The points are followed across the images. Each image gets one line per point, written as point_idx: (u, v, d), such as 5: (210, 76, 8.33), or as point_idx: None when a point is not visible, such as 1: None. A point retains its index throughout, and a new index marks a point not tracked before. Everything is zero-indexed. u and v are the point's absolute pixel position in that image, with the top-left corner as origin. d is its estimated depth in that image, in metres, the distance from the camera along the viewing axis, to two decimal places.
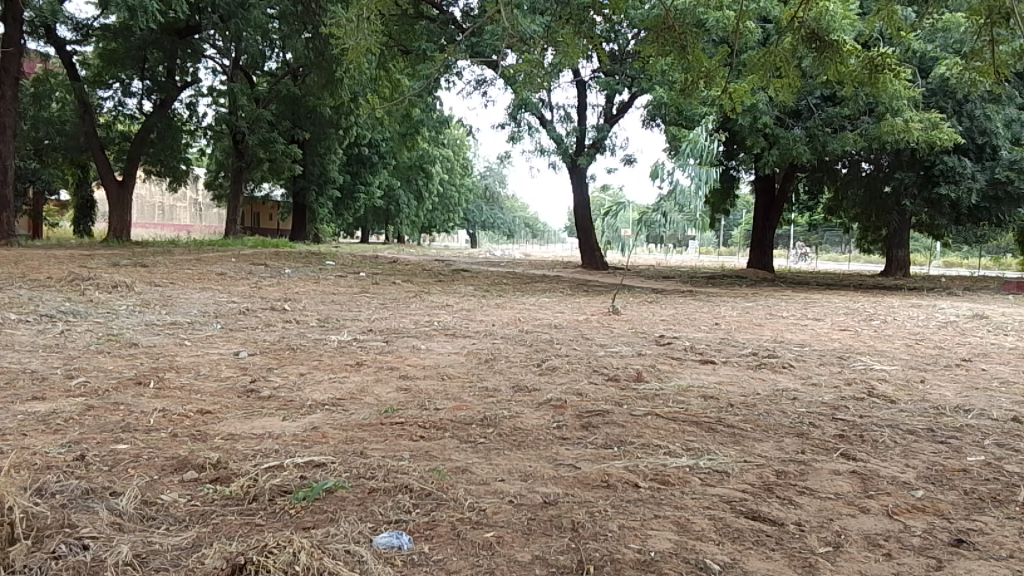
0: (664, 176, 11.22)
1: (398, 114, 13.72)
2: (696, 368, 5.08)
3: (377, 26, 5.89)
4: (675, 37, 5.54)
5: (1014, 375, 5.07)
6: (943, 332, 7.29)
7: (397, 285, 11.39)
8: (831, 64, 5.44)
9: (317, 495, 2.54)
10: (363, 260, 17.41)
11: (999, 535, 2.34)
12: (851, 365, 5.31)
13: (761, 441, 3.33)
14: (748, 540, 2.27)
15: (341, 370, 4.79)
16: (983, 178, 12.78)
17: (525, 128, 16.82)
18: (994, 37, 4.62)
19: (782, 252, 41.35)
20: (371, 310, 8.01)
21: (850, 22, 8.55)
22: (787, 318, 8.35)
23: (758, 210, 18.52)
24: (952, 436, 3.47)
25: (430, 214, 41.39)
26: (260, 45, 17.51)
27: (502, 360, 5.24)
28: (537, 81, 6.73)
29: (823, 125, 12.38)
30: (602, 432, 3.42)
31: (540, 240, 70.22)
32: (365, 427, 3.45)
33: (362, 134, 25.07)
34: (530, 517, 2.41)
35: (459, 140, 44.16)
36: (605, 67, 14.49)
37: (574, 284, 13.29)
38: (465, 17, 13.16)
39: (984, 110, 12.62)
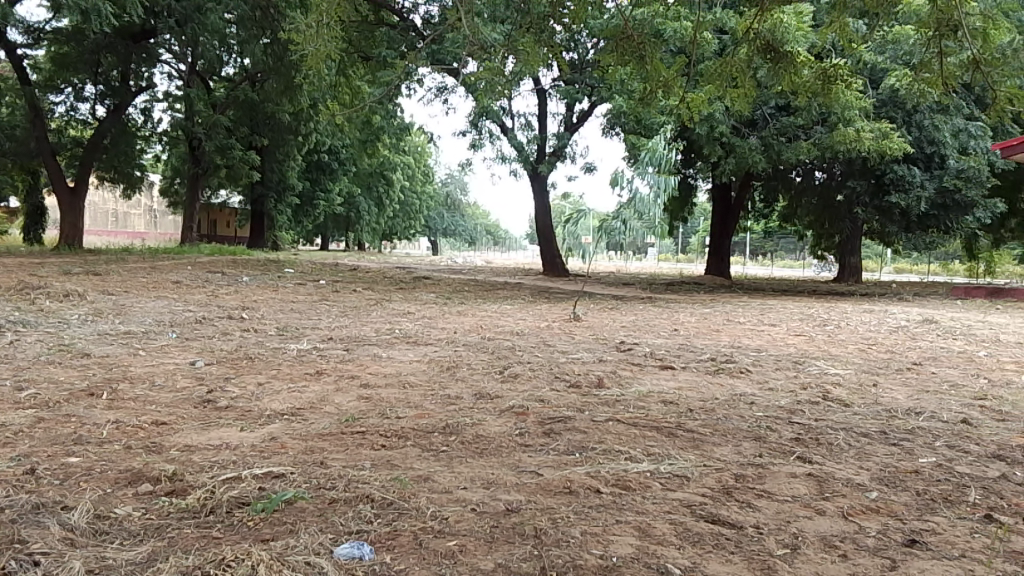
0: (624, 183, 11.30)
1: (359, 122, 13.69)
2: (656, 373, 5.13)
3: (337, 31, 5.85)
4: (634, 47, 5.64)
5: (963, 378, 5.23)
6: (894, 337, 7.47)
7: (357, 293, 11.31)
8: (786, 74, 5.54)
9: (276, 507, 2.50)
10: (322, 268, 17.24)
11: (951, 535, 2.40)
12: (806, 370, 5.42)
13: (720, 446, 3.37)
14: (709, 543, 2.30)
15: (301, 379, 4.73)
16: (932, 186, 13.15)
17: (486, 135, 16.84)
18: (942, 49, 4.75)
19: (739, 260, 41.99)
20: (331, 318, 7.95)
21: (804, 32, 8.73)
22: (744, 323, 8.49)
23: (716, 218, 18.77)
24: (904, 438, 3.56)
25: (391, 221, 41.17)
26: (218, 49, 17.26)
27: (465, 367, 5.24)
28: (497, 89, 6.77)
29: (778, 134, 12.63)
30: (564, 438, 3.43)
31: (501, 248, 70.39)
32: (325, 436, 3.42)
33: (322, 140, 24.81)
34: (493, 525, 2.41)
35: (420, 147, 44.03)
36: (565, 76, 14.61)
37: (536, 290, 13.34)
38: (426, 24, 13.21)
39: (932, 121, 12.93)
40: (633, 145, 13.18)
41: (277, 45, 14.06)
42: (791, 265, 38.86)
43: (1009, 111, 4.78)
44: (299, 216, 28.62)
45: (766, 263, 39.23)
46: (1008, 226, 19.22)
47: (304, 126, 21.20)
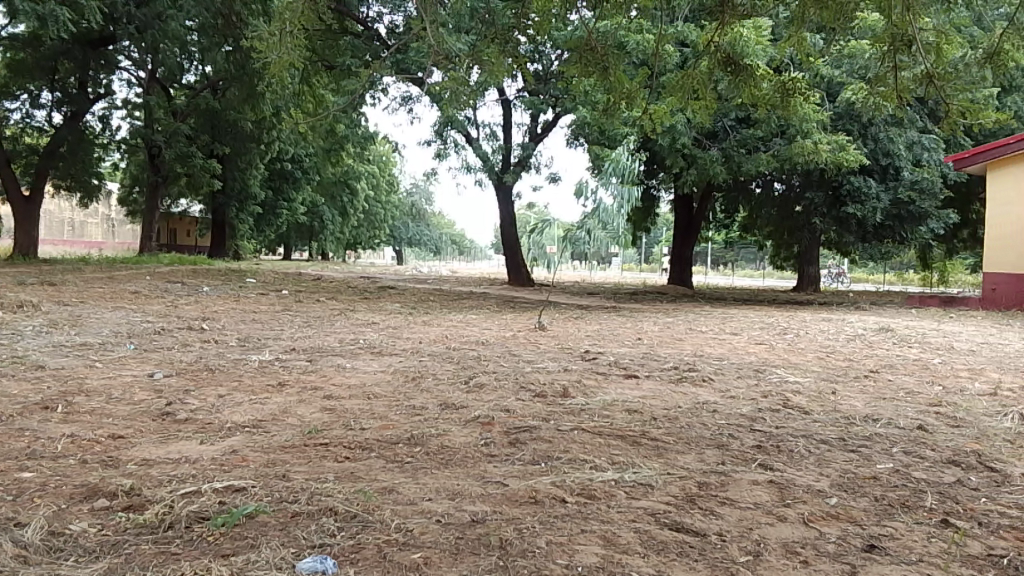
0: (588, 194, 11.37)
1: (322, 131, 13.59)
2: (620, 383, 5.16)
3: (301, 39, 5.81)
4: (598, 58, 5.69)
5: (918, 385, 5.35)
6: (852, 345, 7.61)
7: (320, 303, 11.20)
8: (746, 87, 5.65)
9: (237, 521, 2.46)
10: (285, 278, 17.04)
11: (908, 539, 2.46)
12: (767, 378, 5.49)
13: (683, 454, 3.40)
14: (673, 552, 2.31)
15: (263, 391, 4.66)
16: (887, 198, 13.46)
17: (451, 145, 16.83)
18: (897, 63, 4.88)
19: (701, 269, 42.50)
20: (294, 329, 7.86)
21: (763, 46, 8.88)
22: (706, 332, 8.58)
23: (678, 228, 18.97)
24: (863, 444, 3.63)
25: (355, 231, 40.90)
26: (179, 56, 17.01)
27: (430, 377, 5.21)
28: (462, 99, 6.75)
29: (739, 146, 12.82)
30: (529, 448, 3.44)
31: (466, 258, 70.33)
32: (288, 449, 3.37)
33: (285, 149, 24.56)
34: (458, 536, 2.40)
35: (385, 156, 43.84)
36: (530, 87, 14.70)
37: (501, 300, 13.33)
38: (390, 33, 13.21)
39: (887, 134, 13.24)
40: (597, 155, 13.27)
41: (239, 53, 13.98)
42: (752, 275, 39.44)
43: (961, 124, 4.92)
44: (261, 225, 28.28)
45: (727, 272, 39.76)
46: (959, 237, 19.73)
47: (266, 134, 20.98)
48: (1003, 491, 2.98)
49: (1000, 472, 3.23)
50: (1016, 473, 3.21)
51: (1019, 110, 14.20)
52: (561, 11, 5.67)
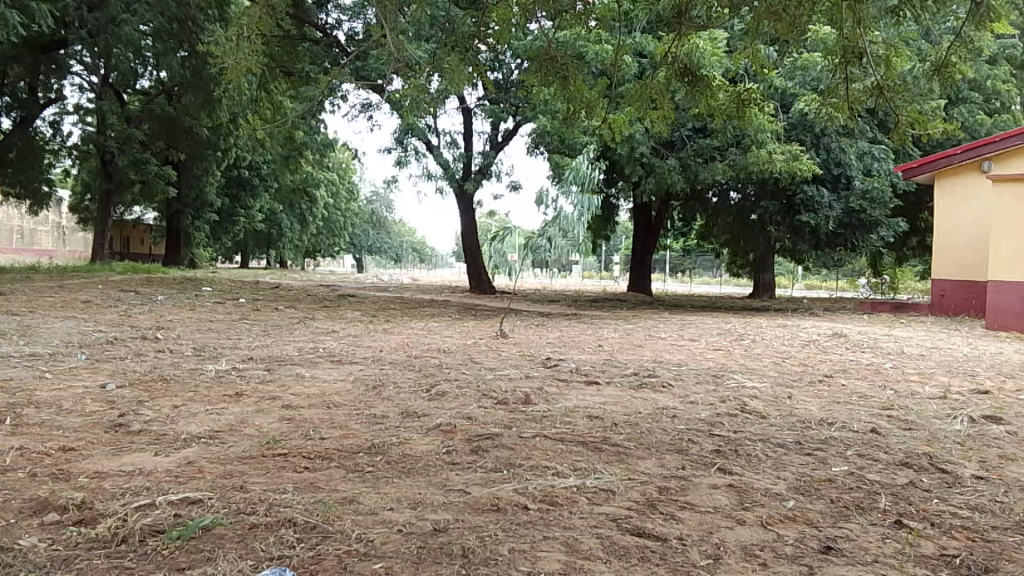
0: (549, 202, 11.40)
1: (280, 138, 13.42)
2: (581, 389, 5.18)
3: (258, 43, 5.72)
4: (557, 68, 5.73)
5: (870, 389, 5.48)
6: (806, 350, 7.76)
7: (279, 311, 11.04)
8: (703, 97, 5.74)
9: (192, 534, 2.42)
10: (243, 286, 16.80)
11: (863, 540, 2.51)
12: (725, 383, 5.57)
13: (643, 459, 3.43)
14: (635, 557, 2.33)
15: (220, 402, 4.57)
16: (839, 207, 13.78)
17: (411, 153, 16.77)
18: (848, 75, 5.00)
19: (659, 277, 42.95)
20: (251, 338, 7.74)
21: (719, 57, 9.03)
22: (666, 339, 8.66)
23: (637, 236, 19.15)
24: (818, 448, 3.71)
25: (314, 238, 40.48)
26: (132, 61, 16.68)
27: (391, 386, 5.17)
28: (422, 107, 6.73)
29: (696, 155, 13.01)
30: (492, 455, 3.43)
31: (427, 266, 70.09)
32: (245, 459, 3.32)
33: (242, 156, 24.22)
34: (419, 545, 2.39)
35: (345, 163, 43.48)
36: (490, 95, 14.73)
37: (462, 308, 13.29)
38: (350, 41, 13.16)
39: (839, 144, 13.55)
40: (557, 164, 13.34)
41: (195, 58, 13.84)
42: (709, 282, 39.97)
43: (909, 135, 5.07)
44: (217, 233, 27.85)
45: (685, 280, 40.23)
46: (909, 244, 20.27)
47: (223, 141, 20.67)
48: (953, 491, 3.07)
49: (951, 473, 3.32)
50: (965, 474, 3.30)
51: (964, 122, 14.66)
52: (521, 21, 5.69)
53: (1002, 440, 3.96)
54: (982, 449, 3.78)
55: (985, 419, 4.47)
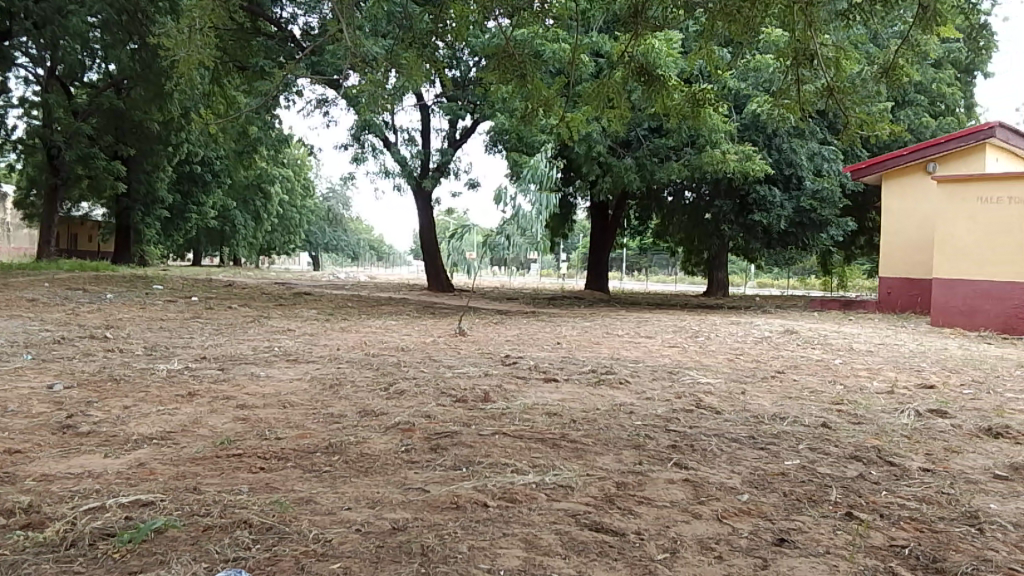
0: (507, 200, 11.38)
1: (233, 132, 13.18)
2: (540, 386, 5.21)
3: (210, 36, 5.61)
4: (515, 66, 5.73)
5: (820, 384, 5.61)
6: (759, 347, 7.90)
7: (232, 310, 10.85)
8: (658, 97, 5.80)
9: (145, 537, 2.36)
10: (194, 284, 16.43)
11: (816, 533, 2.57)
12: (680, 380, 5.64)
13: (601, 455, 3.46)
14: (593, 552, 2.35)
15: (171, 402, 4.48)
16: (790, 206, 14.09)
17: (368, 149, 16.61)
18: (800, 76, 5.10)
19: (616, 275, 43.29)
20: (203, 337, 7.60)
21: (675, 58, 9.13)
22: (622, 336, 8.74)
23: (594, 234, 19.27)
24: (771, 442, 3.78)
25: (268, 235, 39.91)
26: (80, 53, 16.24)
27: (348, 385, 5.12)
28: (380, 103, 6.67)
29: (652, 154, 13.14)
30: (451, 453, 3.43)
31: (384, 265, 69.63)
32: (199, 460, 3.26)
33: (194, 151, 23.74)
34: (378, 545, 2.37)
35: (300, 160, 42.88)
36: (447, 92, 14.66)
37: (420, 306, 13.23)
38: (305, 36, 13.00)
39: (790, 144, 13.80)
40: (514, 162, 13.36)
41: (145, 51, 13.53)
42: (664, 280, 40.44)
43: (859, 136, 5.19)
44: (168, 229, 27.27)
45: (641, 278, 40.63)
46: (857, 243, 20.77)
47: (175, 136, 20.23)
48: (901, 483, 3.16)
49: (898, 466, 3.42)
50: (913, 467, 3.40)
51: (910, 124, 15.09)
52: (478, 18, 5.69)
53: (947, 433, 4.09)
54: (929, 442, 3.90)
55: (930, 412, 4.61)
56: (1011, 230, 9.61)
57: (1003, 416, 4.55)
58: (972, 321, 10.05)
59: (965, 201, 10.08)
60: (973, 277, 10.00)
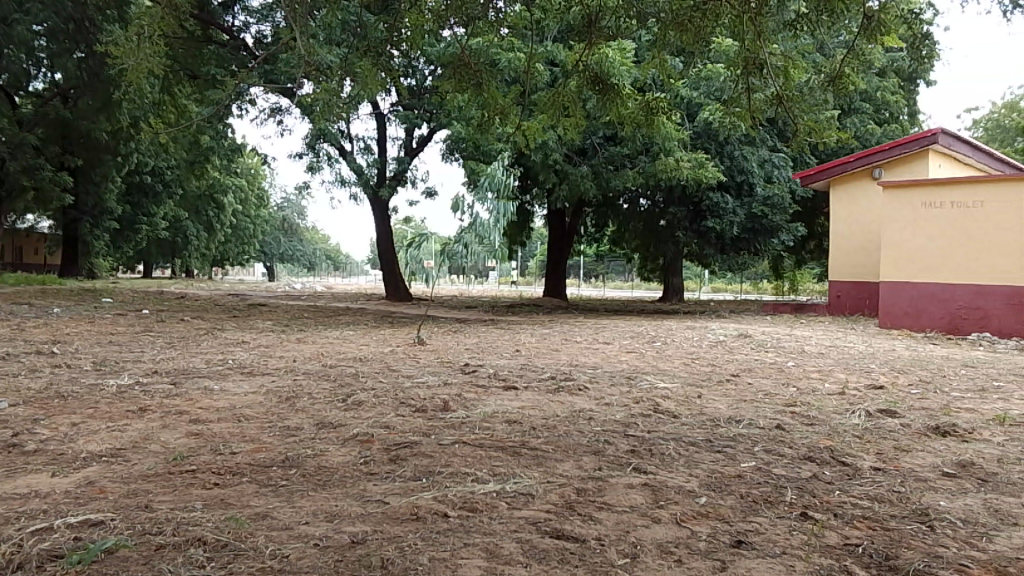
0: (464, 209, 11.34)
1: (184, 141, 12.94)
2: (499, 395, 5.19)
3: (160, 45, 5.51)
4: (471, 74, 5.73)
5: (774, 387, 5.70)
6: (715, 351, 8.02)
7: (185, 322, 10.64)
8: (613, 106, 5.86)
9: (94, 557, 2.29)
10: (146, 296, 16.07)
11: (772, 533, 2.61)
12: (638, 385, 5.69)
13: (561, 462, 3.47)
14: (554, 560, 2.35)
15: (121, 418, 4.36)
16: (742, 212, 14.35)
17: (324, 158, 16.45)
18: (750, 85, 5.20)
19: (574, 282, 43.44)
20: (155, 350, 7.44)
21: (629, 66, 9.22)
22: (580, 342, 8.78)
23: (551, 242, 19.34)
24: (727, 445, 3.84)
25: (222, 246, 39.21)
26: (23, 61, 15.78)
27: (305, 397, 5.05)
28: (334, 112, 6.62)
29: (607, 162, 13.25)
30: (410, 464, 3.40)
31: (341, 275, 69.03)
32: (151, 477, 3.18)
33: (144, 161, 23.20)
34: (337, 559, 2.34)
35: (254, 169, 42.24)
36: (403, 101, 14.59)
37: (378, 315, 13.13)
38: (257, 44, 12.85)
39: (741, 152, 14.04)
40: (471, 171, 13.35)
41: (93, 60, 13.22)
42: (622, 286, 40.79)
43: (807, 143, 5.31)
44: (118, 241, 26.64)
45: (599, 285, 40.89)
46: (808, 248, 21.20)
47: (124, 146, 19.76)
48: (854, 483, 3.23)
49: (851, 465, 3.50)
50: (864, 466, 3.48)
51: (857, 131, 15.49)
52: (433, 27, 5.68)
53: (896, 433, 4.19)
54: (879, 441, 4.00)
55: (880, 412, 4.72)
56: (956, 234, 9.89)
57: (950, 415, 4.68)
58: (918, 322, 10.33)
59: (910, 206, 10.33)
60: (918, 280, 10.29)
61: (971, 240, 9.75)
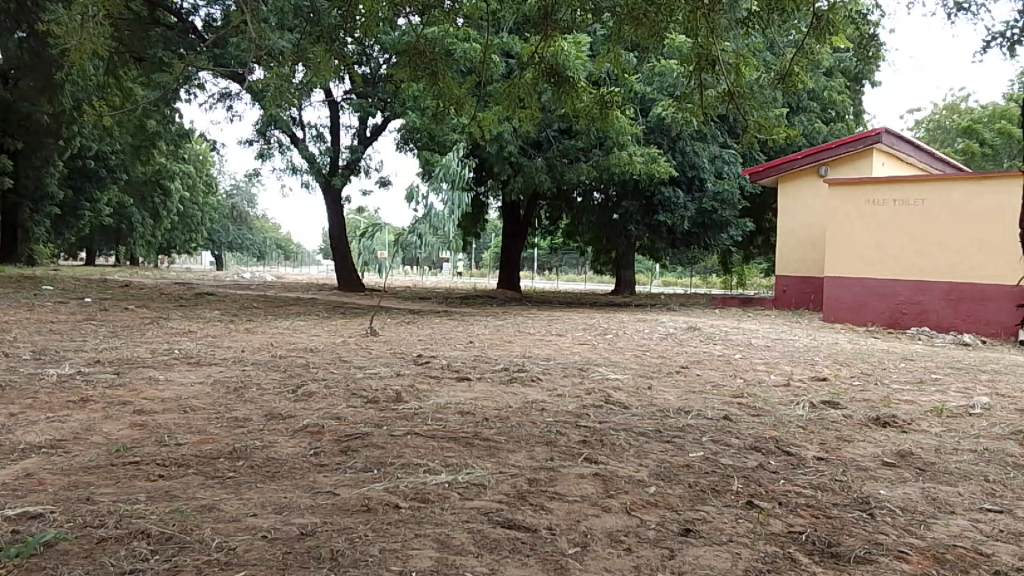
0: (418, 199, 11.24)
1: (129, 124, 12.56)
2: (452, 386, 5.18)
3: (104, 24, 5.33)
4: (426, 63, 5.68)
5: (723, 378, 5.82)
6: (665, 343, 8.13)
7: (129, 311, 10.36)
8: (568, 98, 5.88)
9: (33, 551, 2.23)
10: (88, 284, 15.62)
11: (719, 522, 2.66)
12: (589, 376, 5.74)
13: (514, 452, 3.48)
14: (506, 549, 2.36)
15: (62, 409, 4.23)
16: (693, 207, 14.57)
17: (275, 145, 16.17)
18: (703, 81, 5.26)
19: (528, 273, 43.54)
20: (97, 339, 7.23)
21: (584, 58, 9.23)
22: (533, 334, 8.81)
23: (505, 234, 19.34)
24: (676, 435, 3.90)
25: (168, 233, 38.26)
26: None
27: (253, 387, 4.98)
28: (286, 98, 6.51)
29: (561, 155, 13.30)
30: (361, 455, 3.38)
31: (292, 265, 68.08)
32: (93, 469, 3.10)
33: (88, 145, 22.44)
34: (285, 551, 2.31)
35: (202, 155, 41.26)
36: (357, 89, 14.40)
37: (329, 306, 12.98)
38: (207, 27, 12.54)
39: (692, 147, 14.24)
40: (425, 161, 13.26)
41: (33, 39, 12.75)
42: (575, 279, 41.06)
43: (757, 140, 5.41)
44: (60, 226, 25.84)
45: (552, 277, 41.08)
46: (755, 243, 21.61)
47: (67, 129, 19.08)
48: (798, 472, 3.31)
49: (795, 455, 3.59)
50: (808, 456, 3.58)
51: (804, 129, 15.84)
52: (388, 15, 5.61)
53: (839, 423, 4.31)
54: (822, 432, 4.10)
55: (824, 404, 4.84)
56: (900, 231, 10.19)
57: (889, 406, 4.83)
58: (860, 316, 10.61)
59: (855, 203, 10.61)
60: (861, 275, 10.58)
61: (914, 237, 10.04)
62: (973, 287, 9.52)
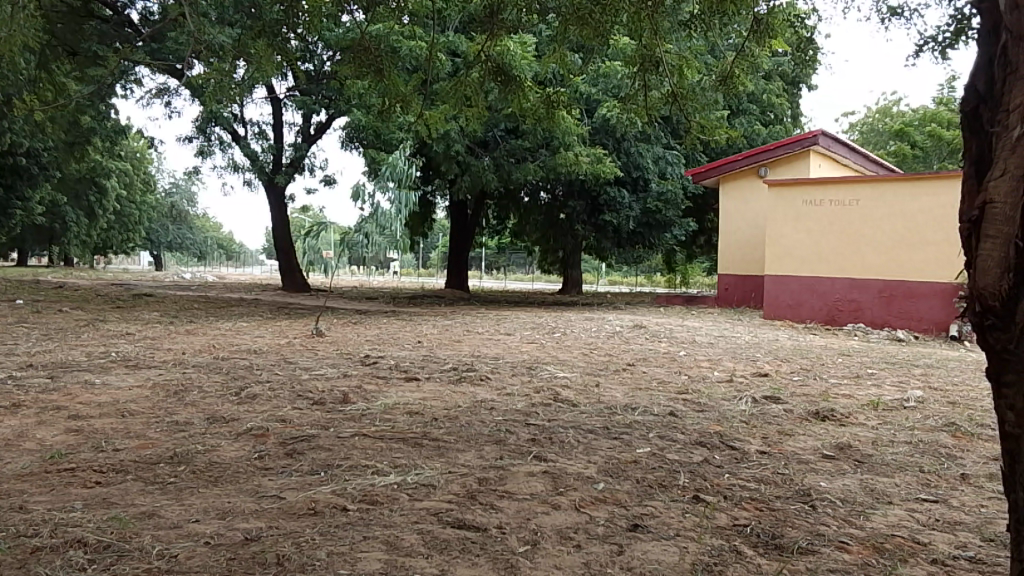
0: (364, 197, 11.09)
1: (60, 120, 12.06)
2: (400, 386, 5.14)
3: (36, 15, 5.12)
4: (372, 60, 5.60)
5: (668, 375, 5.91)
6: (611, 341, 8.19)
7: (62, 313, 9.98)
8: (514, 97, 5.87)
9: None
10: (17, 286, 15.00)
11: (667, 517, 2.69)
12: (538, 375, 5.75)
13: (463, 452, 3.47)
14: (455, 550, 2.35)
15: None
16: (637, 207, 14.78)
17: (216, 143, 15.79)
18: (647, 81, 5.31)
19: (476, 273, 43.49)
20: (30, 343, 6.95)
21: (530, 57, 9.25)
22: (482, 334, 8.78)
23: (452, 233, 19.25)
24: (623, 432, 3.93)
25: (103, 233, 36.95)
26: None
27: (194, 390, 4.85)
28: (227, 93, 6.35)
29: (508, 154, 13.30)
30: (308, 458, 3.33)
31: (233, 265, 66.65)
32: (24, 477, 2.98)
33: (18, 143, 21.19)
34: (230, 557, 2.26)
35: (139, 152, 40.01)
36: (301, 86, 14.15)
37: (274, 306, 12.75)
38: (143, 21, 12.19)
39: (637, 148, 14.41)
40: (371, 159, 13.13)
41: None
42: (522, 279, 41.26)
43: (700, 139, 5.50)
44: None
45: (500, 276, 41.05)
46: (698, 243, 21.98)
47: None
48: (741, 466, 3.38)
49: (738, 449, 3.65)
50: (751, 450, 3.65)
51: (745, 131, 16.18)
52: (332, 10, 5.52)
53: (780, 418, 4.41)
54: (764, 426, 4.20)
55: (765, 399, 4.96)
56: (835, 230, 10.49)
57: (828, 400, 4.98)
58: (798, 314, 10.93)
59: (795, 204, 10.89)
60: (799, 274, 10.88)
61: (848, 236, 10.35)
62: (907, 285, 9.83)
